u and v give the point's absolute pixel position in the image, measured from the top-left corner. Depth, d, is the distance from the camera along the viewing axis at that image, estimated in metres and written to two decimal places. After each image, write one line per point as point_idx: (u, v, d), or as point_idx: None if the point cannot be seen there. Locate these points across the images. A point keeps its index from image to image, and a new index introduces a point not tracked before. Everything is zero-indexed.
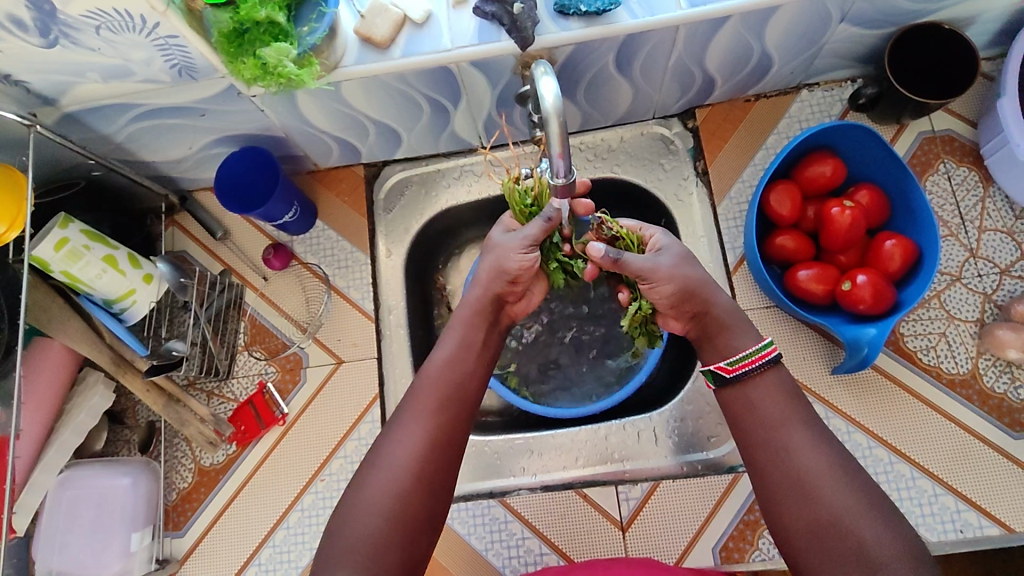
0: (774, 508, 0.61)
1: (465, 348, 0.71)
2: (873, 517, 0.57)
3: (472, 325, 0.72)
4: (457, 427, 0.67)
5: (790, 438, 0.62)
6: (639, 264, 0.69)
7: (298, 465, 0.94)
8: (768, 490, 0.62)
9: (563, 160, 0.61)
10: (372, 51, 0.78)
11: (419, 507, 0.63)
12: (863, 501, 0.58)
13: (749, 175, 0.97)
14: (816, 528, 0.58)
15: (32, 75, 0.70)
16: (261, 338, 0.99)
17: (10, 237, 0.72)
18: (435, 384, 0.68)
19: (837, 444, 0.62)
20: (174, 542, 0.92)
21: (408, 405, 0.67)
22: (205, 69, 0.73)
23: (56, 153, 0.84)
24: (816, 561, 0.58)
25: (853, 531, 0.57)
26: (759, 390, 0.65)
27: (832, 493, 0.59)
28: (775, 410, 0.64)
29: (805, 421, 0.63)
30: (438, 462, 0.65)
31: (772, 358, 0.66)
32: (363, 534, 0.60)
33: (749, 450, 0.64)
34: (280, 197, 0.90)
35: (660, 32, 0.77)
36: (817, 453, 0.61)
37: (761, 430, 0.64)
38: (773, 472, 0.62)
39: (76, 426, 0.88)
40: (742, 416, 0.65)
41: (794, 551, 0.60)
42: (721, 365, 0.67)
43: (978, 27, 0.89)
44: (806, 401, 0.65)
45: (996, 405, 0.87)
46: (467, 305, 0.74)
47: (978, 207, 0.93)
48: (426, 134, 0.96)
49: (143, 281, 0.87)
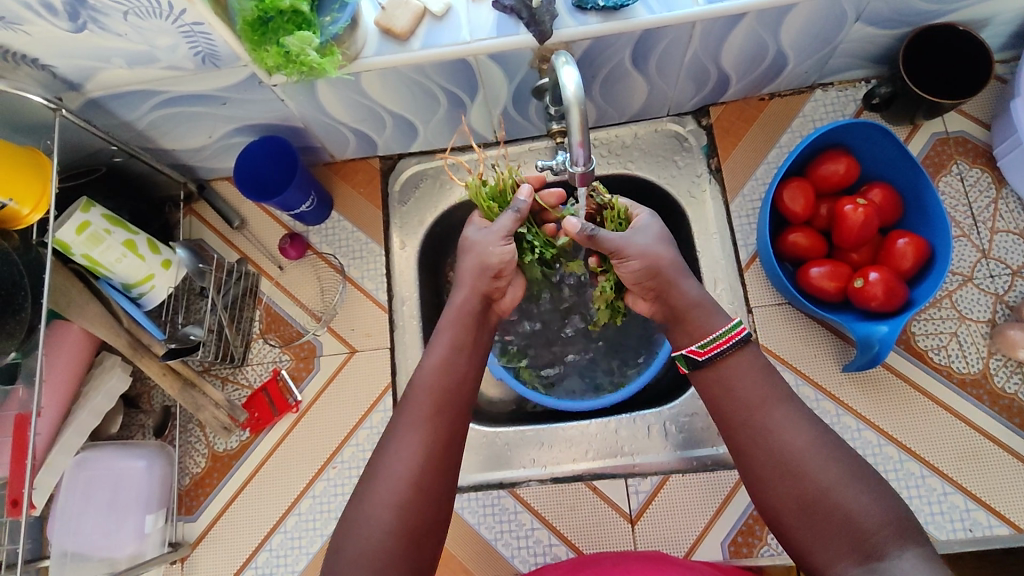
0: (760, 489, 0.61)
1: (456, 351, 0.69)
2: (858, 486, 0.57)
3: (462, 327, 0.71)
4: (454, 430, 0.65)
5: (768, 417, 0.62)
6: (613, 240, 0.68)
7: (312, 452, 0.95)
8: (753, 471, 0.62)
9: (582, 149, 0.63)
10: (392, 43, 0.79)
11: (422, 516, 0.61)
12: (846, 473, 0.58)
13: (761, 173, 0.98)
14: (804, 504, 0.58)
15: (59, 60, 0.71)
16: (275, 327, 1.00)
17: (33, 219, 0.74)
18: (429, 392, 0.66)
19: (816, 419, 0.62)
20: (187, 526, 0.93)
21: (402, 416, 0.65)
22: (228, 57, 0.73)
23: (79, 139, 0.85)
24: (807, 537, 0.58)
25: (839, 504, 0.57)
26: (733, 369, 0.65)
27: (815, 468, 0.59)
28: (752, 390, 0.63)
29: (783, 399, 0.63)
30: (437, 472, 0.63)
31: (741, 337, 0.65)
32: (365, 544, 0.58)
33: (729, 432, 0.64)
34: (298, 185, 0.91)
35: (677, 28, 0.78)
36: (797, 430, 0.61)
37: (738, 411, 0.63)
38: (755, 451, 0.61)
39: (93, 408, 0.89)
40: (719, 398, 0.65)
41: (784, 529, 0.59)
42: (692, 349, 0.66)
43: (992, 29, 0.90)
44: (781, 378, 0.65)
45: (1006, 405, 0.87)
46: (452, 309, 0.72)
47: (990, 208, 0.94)
48: (441, 127, 0.97)
49: (162, 267, 0.88)
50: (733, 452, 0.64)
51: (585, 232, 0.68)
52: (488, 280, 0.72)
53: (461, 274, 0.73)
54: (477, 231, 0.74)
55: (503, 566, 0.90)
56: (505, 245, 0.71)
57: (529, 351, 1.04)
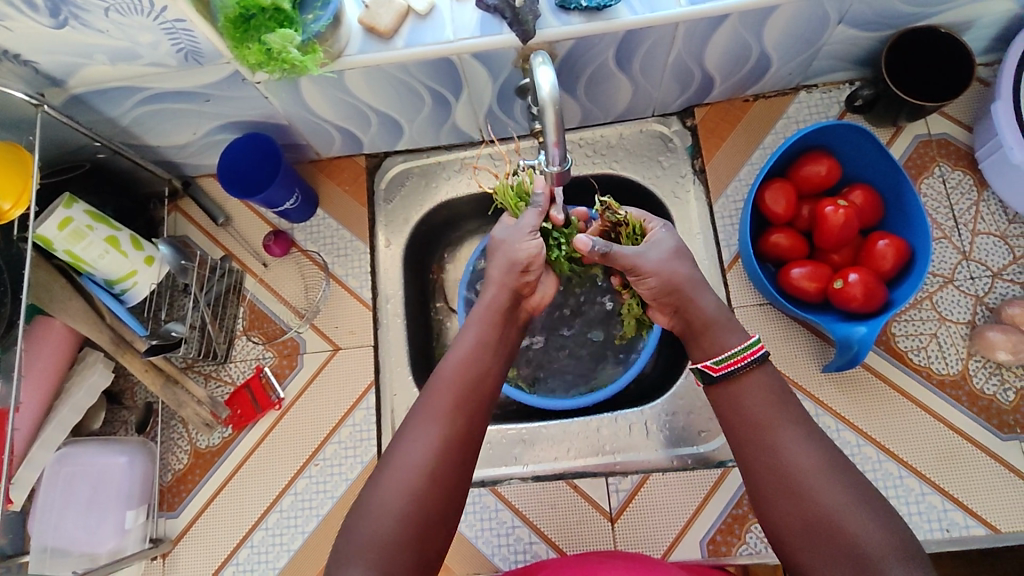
0: (767, 510, 0.60)
1: (481, 346, 0.69)
2: (865, 512, 0.56)
3: (489, 324, 0.71)
4: (473, 425, 0.65)
5: (776, 437, 0.61)
6: (628, 256, 0.70)
7: (294, 449, 0.95)
8: (759, 490, 0.61)
9: (557, 149, 0.64)
10: (375, 41, 0.79)
11: (436, 506, 0.60)
12: (853, 497, 0.57)
13: (745, 174, 0.98)
14: (808, 526, 0.57)
15: (40, 56, 0.71)
16: (259, 324, 1.00)
17: (13, 215, 0.73)
18: (453, 383, 0.66)
19: (826, 440, 0.61)
20: (169, 522, 0.93)
21: (422, 406, 0.65)
22: (211, 54, 0.73)
23: (62, 135, 0.85)
24: (810, 559, 0.57)
25: (844, 529, 0.56)
26: (747, 387, 0.64)
27: (821, 490, 0.58)
28: (763, 410, 0.63)
29: (794, 420, 0.62)
30: (454, 463, 0.62)
31: (759, 357, 0.64)
32: (375, 533, 0.58)
33: (738, 452, 0.63)
34: (281, 182, 0.91)
35: (660, 29, 0.78)
36: (805, 451, 0.60)
37: (748, 431, 0.62)
38: (762, 472, 0.61)
39: (75, 404, 0.89)
40: (729, 416, 0.64)
41: (787, 549, 0.59)
42: (707, 365, 0.65)
43: (974, 33, 0.90)
44: (794, 398, 0.64)
45: (985, 406, 0.88)
46: (482, 306, 0.73)
47: (972, 211, 0.94)
48: (427, 125, 0.97)
49: (145, 263, 0.88)
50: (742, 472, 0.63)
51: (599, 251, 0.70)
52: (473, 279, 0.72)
53: (490, 273, 0.75)
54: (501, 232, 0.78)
55: (484, 564, 0.90)
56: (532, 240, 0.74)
57: (513, 349, 1.04)
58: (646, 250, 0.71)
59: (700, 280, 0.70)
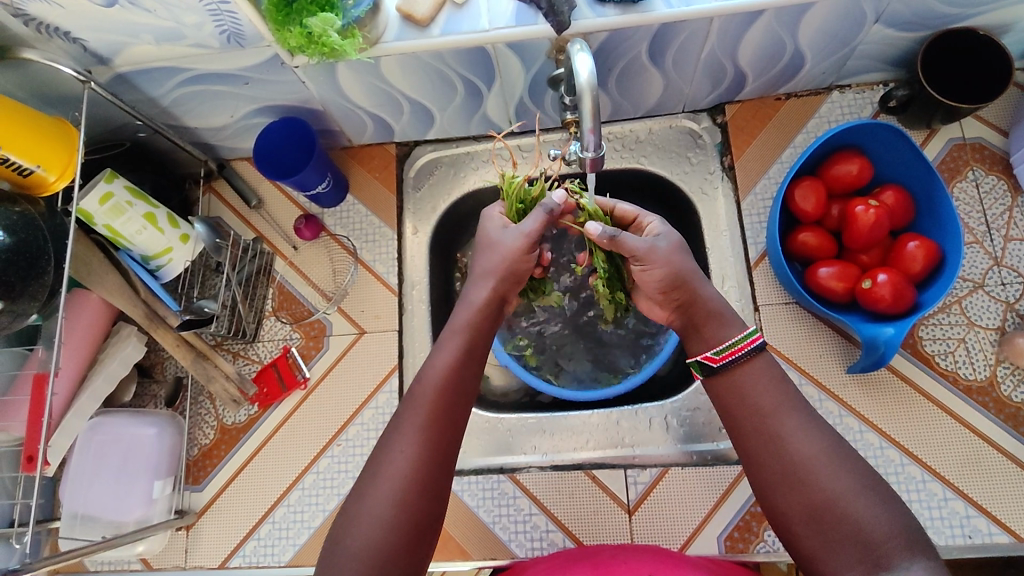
0: (770, 498, 0.60)
1: (465, 353, 0.68)
2: (870, 498, 0.56)
3: (473, 331, 0.70)
4: (454, 431, 0.65)
5: (780, 424, 0.61)
6: (635, 245, 0.70)
7: (317, 429, 0.97)
8: (762, 478, 0.61)
9: (593, 135, 0.64)
10: (412, 28, 0.80)
11: (419, 513, 0.60)
12: (856, 482, 0.57)
13: (774, 172, 0.98)
14: (812, 512, 0.57)
15: (89, 34, 0.73)
16: (287, 305, 1.02)
17: (58, 187, 0.75)
18: (435, 391, 0.65)
19: (828, 428, 0.61)
20: (193, 496, 0.96)
21: (404, 415, 0.65)
22: (253, 37, 0.75)
23: (105, 113, 0.88)
24: (816, 546, 0.57)
25: (849, 514, 0.56)
26: (748, 376, 0.64)
27: (826, 477, 0.57)
28: (766, 400, 0.63)
29: (795, 409, 0.62)
30: (434, 472, 0.62)
31: (759, 345, 0.65)
32: (365, 539, 0.58)
33: (740, 440, 0.63)
34: (315, 166, 0.92)
35: (694, 23, 0.79)
36: (808, 438, 0.60)
37: (751, 419, 0.63)
38: (765, 458, 0.61)
39: (109, 374, 0.91)
40: (732, 406, 0.65)
41: (793, 537, 0.58)
42: (707, 356, 0.66)
43: (1013, 36, 0.89)
44: (795, 387, 0.64)
45: (1012, 413, 0.87)
46: (469, 310, 0.71)
47: (1005, 216, 0.93)
48: (458, 115, 0.98)
49: (180, 240, 0.90)
50: (743, 460, 0.63)
51: (607, 236, 0.70)
52: (510, 272, 0.73)
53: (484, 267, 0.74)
54: (500, 231, 0.76)
55: (500, 549, 0.91)
56: (529, 252, 0.73)
57: (536, 340, 1.05)
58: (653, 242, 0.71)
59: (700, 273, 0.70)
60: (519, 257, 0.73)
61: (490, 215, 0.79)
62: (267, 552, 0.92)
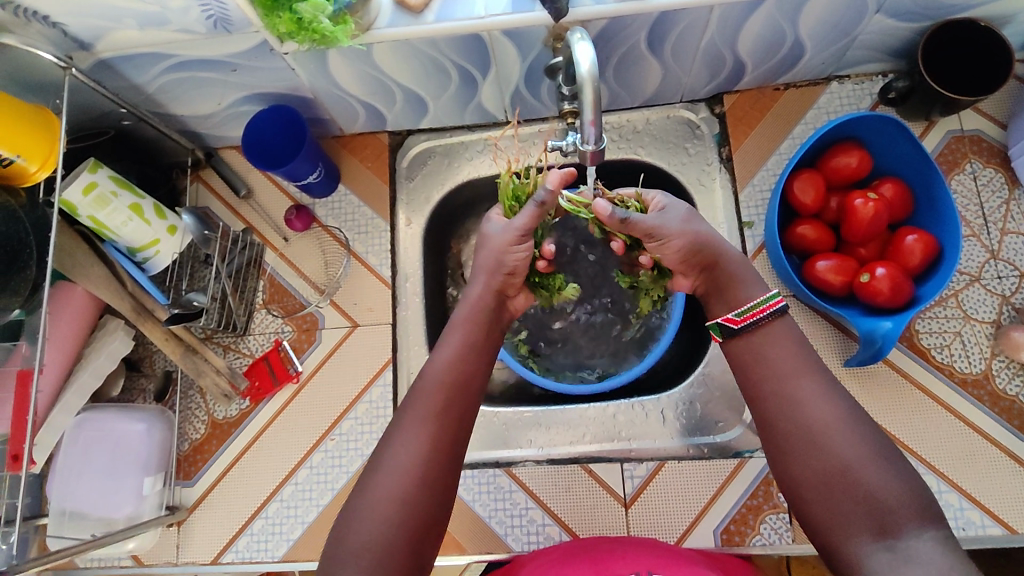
0: (786, 464, 0.60)
1: (468, 348, 0.68)
2: (883, 466, 0.56)
3: (475, 325, 0.70)
4: (461, 426, 0.64)
5: (798, 388, 0.61)
6: (649, 224, 0.68)
7: (310, 423, 0.95)
8: (778, 442, 0.61)
9: (593, 127, 0.63)
10: (405, 15, 0.78)
11: (425, 509, 0.60)
12: (869, 450, 0.57)
13: (772, 164, 0.97)
14: (827, 477, 0.57)
15: (69, 18, 0.70)
16: (278, 298, 1.00)
17: (39, 177, 0.73)
18: (440, 386, 0.65)
19: (844, 394, 0.61)
20: (185, 491, 0.94)
21: (408, 411, 0.64)
22: (240, 23, 0.72)
23: (87, 99, 0.85)
24: (824, 510, 0.57)
25: (862, 480, 0.56)
26: (767, 341, 0.65)
27: (840, 443, 0.58)
28: (780, 370, 0.63)
29: (815, 372, 0.62)
30: (441, 466, 0.62)
31: (779, 309, 0.65)
32: (370, 537, 0.57)
33: (757, 403, 0.64)
34: (305, 156, 0.90)
35: (694, 11, 0.77)
36: (826, 403, 0.60)
37: (770, 381, 0.63)
38: (782, 426, 0.61)
39: (94, 369, 0.90)
40: (750, 368, 0.65)
41: (802, 502, 0.59)
42: (729, 317, 0.66)
43: (1014, 27, 0.88)
44: (812, 349, 0.65)
45: (1007, 406, 0.87)
46: (467, 304, 0.72)
47: (1002, 209, 0.93)
48: (452, 104, 0.96)
49: (167, 232, 0.88)
50: (761, 428, 0.64)
51: (619, 218, 0.67)
52: (503, 277, 0.72)
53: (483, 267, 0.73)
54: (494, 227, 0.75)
55: (496, 543, 0.91)
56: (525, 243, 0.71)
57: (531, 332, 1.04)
58: (664, 215, 0.69)
59: (719, 234, 0.70)
60: (511, 250, 0.71)
61: (489, 218, 0.78)
62: (260, 547, 0.92)
